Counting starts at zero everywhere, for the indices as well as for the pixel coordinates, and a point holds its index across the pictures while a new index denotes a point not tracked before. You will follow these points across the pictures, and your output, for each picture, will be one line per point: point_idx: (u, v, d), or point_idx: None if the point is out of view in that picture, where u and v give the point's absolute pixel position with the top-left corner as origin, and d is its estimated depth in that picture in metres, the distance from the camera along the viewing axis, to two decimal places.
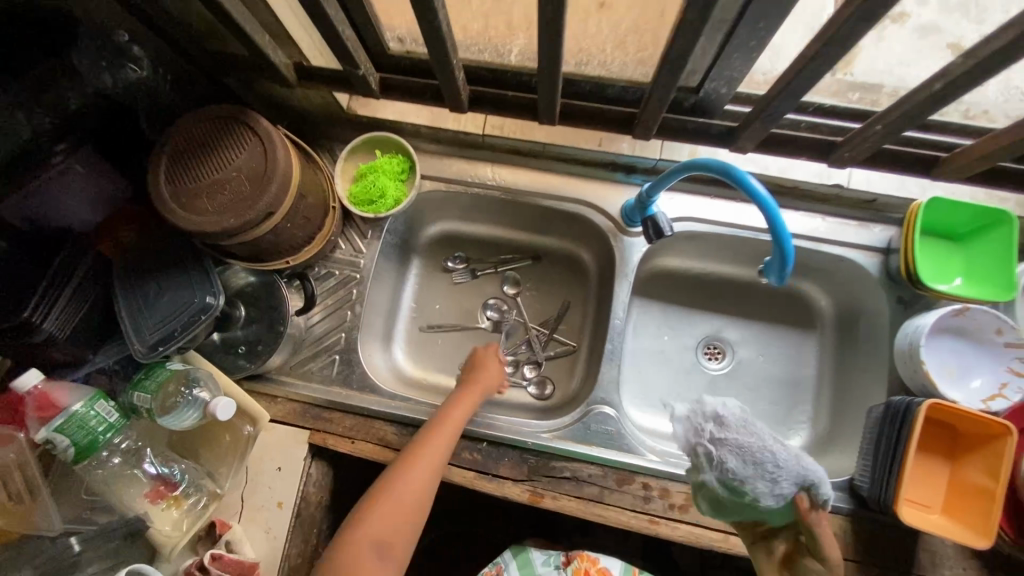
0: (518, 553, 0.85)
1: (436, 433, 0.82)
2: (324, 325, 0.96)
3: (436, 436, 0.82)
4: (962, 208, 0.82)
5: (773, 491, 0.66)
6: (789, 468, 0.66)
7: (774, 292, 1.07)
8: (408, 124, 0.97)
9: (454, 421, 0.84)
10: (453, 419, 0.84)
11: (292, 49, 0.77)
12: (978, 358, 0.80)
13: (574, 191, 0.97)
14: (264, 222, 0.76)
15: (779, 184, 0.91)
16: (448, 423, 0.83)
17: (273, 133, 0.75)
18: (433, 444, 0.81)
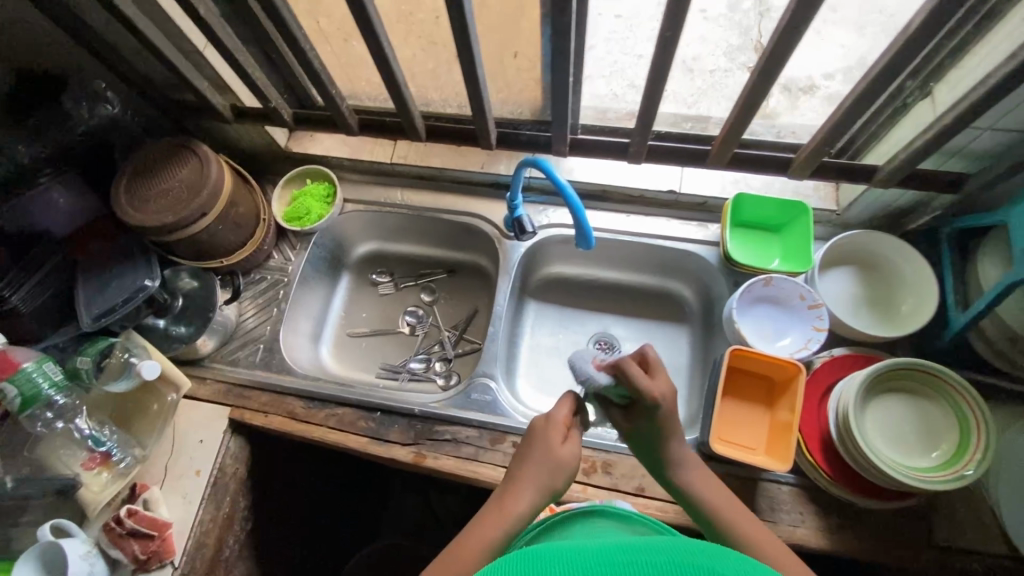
0: None
1: (500, 517, 0.67)
2: (255, 320, 1.13)
3: (495, 522, 0.66)
4: (767, 202, 1.00)
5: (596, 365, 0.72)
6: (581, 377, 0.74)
7: (654, 291, 1.21)
8: (332, 158, 1.21)
9: (522, 507, 0.68)
10: (521, 502, 0.68)
11: (231, 96, 1.02)
12: (790, 321, 0.95)
13: (466, 207, 1.18)
14: (198, 222, 0.97)
15: (628, 193, 1.11)
16: (515, 508, 0.67)
17: (210, 155, 0.98)
18: (494, 533, 0.65)
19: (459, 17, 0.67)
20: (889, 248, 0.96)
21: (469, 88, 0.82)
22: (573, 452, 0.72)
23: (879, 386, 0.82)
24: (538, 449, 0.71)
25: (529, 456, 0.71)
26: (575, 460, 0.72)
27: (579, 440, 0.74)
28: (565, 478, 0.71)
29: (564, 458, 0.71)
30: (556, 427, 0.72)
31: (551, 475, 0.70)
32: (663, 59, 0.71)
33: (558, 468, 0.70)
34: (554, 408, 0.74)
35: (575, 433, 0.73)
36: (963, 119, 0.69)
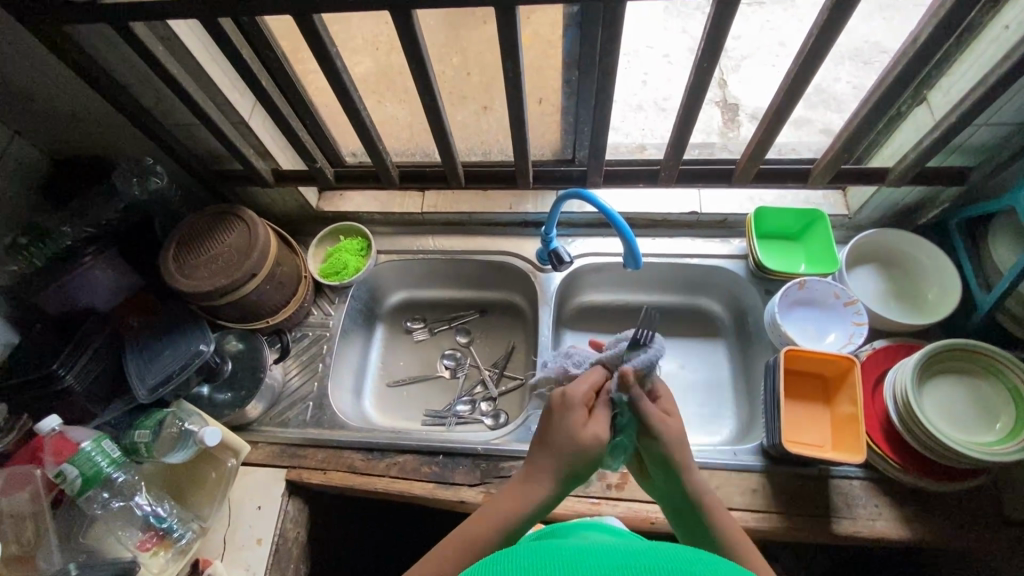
0: None
1: (516, 493, 0.67)
2: (300, 378, 1.13)
3: (508, 497, 0.67)
4: (787, 212, 1.06)
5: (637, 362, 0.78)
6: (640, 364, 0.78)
7: (684, 310, 1.25)
8: (364, 213, 1.25)
9: (535, 487, 0.67)
10: (539, 484, 0.67)
11: (271, 161, 1.06)
12: (829, 319, 1.00)
13: (498, 247, 1.23)
14: (248, 283, 0.99)
15: (651, 218, 1.17)
16: (529, 483, 0.67)
17: (255, 217, 1.01)
18: (509, 505, 0.66)
19: (515, 67, 0.74)
20: (904, 244, 1.03)
21: (514, 133, 0.88)
22: (598, 436, 0.68)
23: (931, 367, 0.86)
24: (557, 427, 0.69)
25: (546, 436, 0.70)
26: (601, 445, 0.68)
27: (604, 424, 0.70)
28: (583, 462, 0.68)
29: (587, 440, 0.67)
30: (577, 407, 0.70)
31: (568, 457, 0.67)
32: (697, 87, 0.78)
33: (577, 449, 0.67)
34: (574, 387, 0.72)
35: (601, 412, 0.70)
36: (968, 117, 0.77)
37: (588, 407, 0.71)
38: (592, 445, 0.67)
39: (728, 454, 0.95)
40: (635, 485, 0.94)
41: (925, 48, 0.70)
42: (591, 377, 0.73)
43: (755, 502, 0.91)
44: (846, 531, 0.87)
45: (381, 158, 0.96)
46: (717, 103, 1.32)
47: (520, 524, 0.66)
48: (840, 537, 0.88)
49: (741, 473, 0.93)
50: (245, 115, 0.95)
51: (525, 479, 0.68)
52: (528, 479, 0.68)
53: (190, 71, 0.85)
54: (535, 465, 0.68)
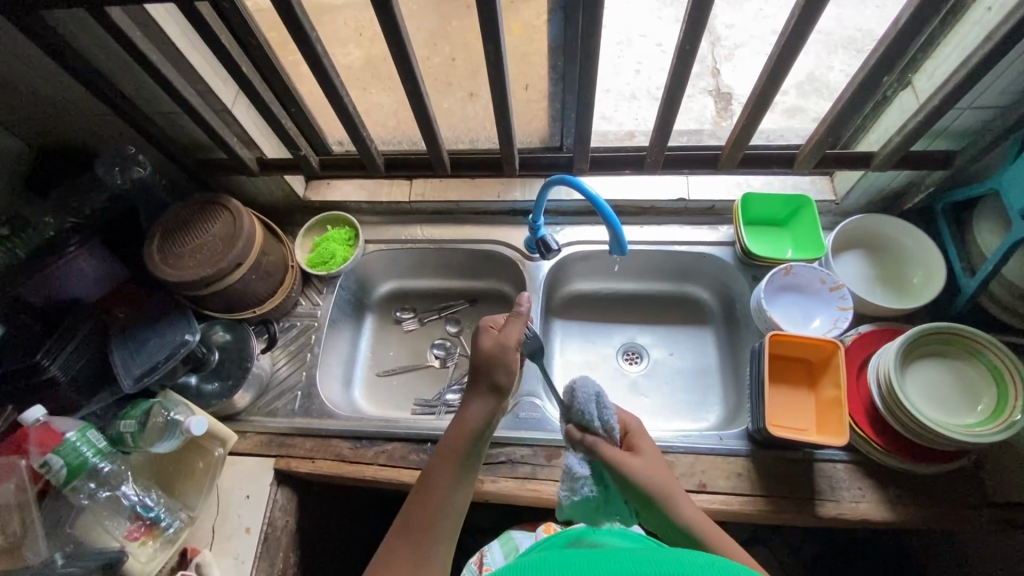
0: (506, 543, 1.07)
1: (458, 433, 0.71)
2: (288, 368, 1.13)
3: (455, 437, 0.71)
4: (774, 198, 1.06)
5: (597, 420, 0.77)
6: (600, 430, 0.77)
7: (673, 297, 1.26)
8: (351, 202, 1.24)
9: (474, 417, 0.71)
10: (472, 413, 0.72)
11: (255, 150, 1.06)
12: (816, 305, 1.00)
13: (487, 236, 1.23)
14: (233, 272, 0.99)
15: (639, 206, 1.17)
16: (471, 415, 0.72)
17: (240, 206, 1.01)
18: (461, 442, 0.71)
19: (496, 51, 0.73)
20: (889, 228, 1.03)
21: (499, 120, 0.88)
22: (506, 348, 0.74)
23: (914, 351, 0.87)
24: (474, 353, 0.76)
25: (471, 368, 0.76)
26: (508, 348, 0.75)
27: (515, 335, 0.77)
28: (505, 373, 0.73)
29: (505, 357, 0.74)
30: (489, 334, 0.77)
31: (492, 378, 0.73)
32: (680, 72, 0.77)
33: (503, 366, 0.73)
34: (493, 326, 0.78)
35: (508, 326, 0.77)
36: (950, 100, 0.77)
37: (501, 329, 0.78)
38: (511, 360, 0.74)
39: (714, 439, 0.96)
40: None
41: (906, 30, 0.70)
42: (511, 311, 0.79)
43: (740, 485, 0.91)
44: (830, 513, 0.88)
45: (365, 145, 0.95)
46: (709, 91, 1.31)
47: (473, 451, 0.71)
48: (824, 519, 0.89)
49: (726, 457, 0.94)
50: (227, 103, 0.94)
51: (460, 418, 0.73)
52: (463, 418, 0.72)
53: (168, 57, 0.84)
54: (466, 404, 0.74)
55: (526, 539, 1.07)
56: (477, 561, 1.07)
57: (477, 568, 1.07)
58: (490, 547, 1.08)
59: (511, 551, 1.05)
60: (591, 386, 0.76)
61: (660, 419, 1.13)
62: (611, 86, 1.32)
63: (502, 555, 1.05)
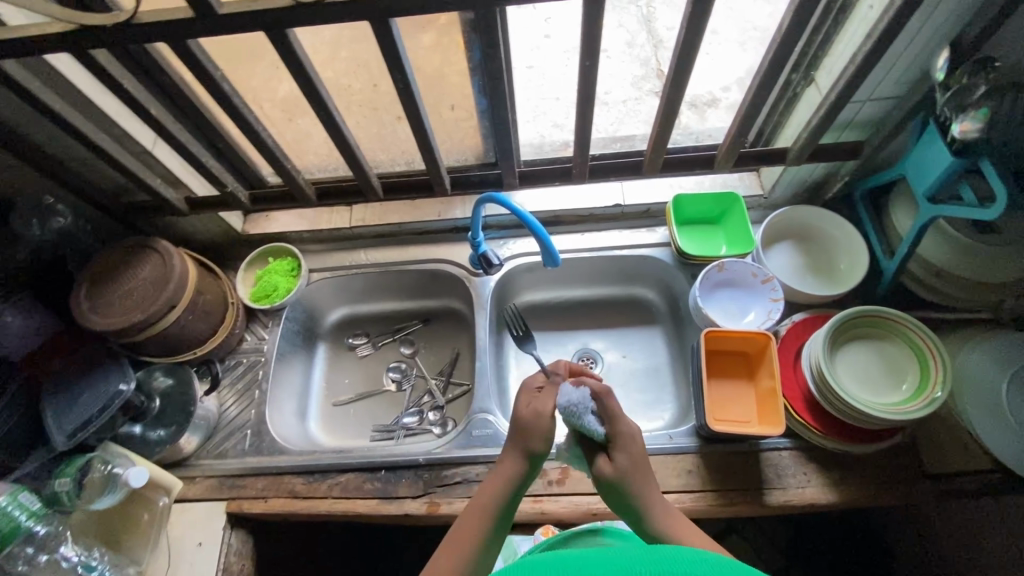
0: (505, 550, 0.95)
1: (492, 485, 0.69)
2: (237, 407, 1.11)
3: (493, 490, 0.69)
4: (703, 197, 1.09)
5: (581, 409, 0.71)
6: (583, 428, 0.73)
7: (621, 300, 1.28)
8: (292, 232, 1.23)
9: (514, 473, 0.70)
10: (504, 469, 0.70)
11: (184, 189, 1.04)
12: (750, 298, 1.02)
13: (431, 255, 1.23)
14: (167, 315, 0.97)
15: (577, 214, 1.19)
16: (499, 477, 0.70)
17: (171, 247, 1.00)
18: (489, 502, 0.68)
19: (403, 76, 0.75)
20: (816, 218, 1.07)
21: (420, 142, 0.89)
22: (537, 410, 0.72)
23: (841, 337, 0.91)
24: (515, 417, 0.73)
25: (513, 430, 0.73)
26: (543, 415, 0.71)
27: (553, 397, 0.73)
28: (542, 440, 0.70)
29: (543, 420, 0.71)
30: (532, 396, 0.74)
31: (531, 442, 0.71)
32: (587, 83, 0.80)
33: (540, 432, 0.70)
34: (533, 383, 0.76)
35: (548, 389, 0.75)
36: (845, 93, 0.82)
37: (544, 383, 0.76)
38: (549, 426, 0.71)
39: (664, 438, 0.98)
40: (575, 480, 0.95)
41: (788, 32, 0.74)
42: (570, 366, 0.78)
43: (691, 482, 0.93)
44: (778, 501, 0.91)
45: (291, 176, 0.97)
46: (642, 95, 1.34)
47: (504, 513, 0.68)
48: (773, 507, 0.91)
49: (676, 456, 0.95)
50: (148, 144, 0.93)
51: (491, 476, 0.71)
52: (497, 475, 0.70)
53: (78, 106, 0.83)
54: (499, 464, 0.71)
55: (526, 543, 0.95)
56: None
57: None
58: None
59: (511, 557, 0.93)
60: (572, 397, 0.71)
61: None
62: (560, 94, 1.26)
63: (501, 560, 0.95)
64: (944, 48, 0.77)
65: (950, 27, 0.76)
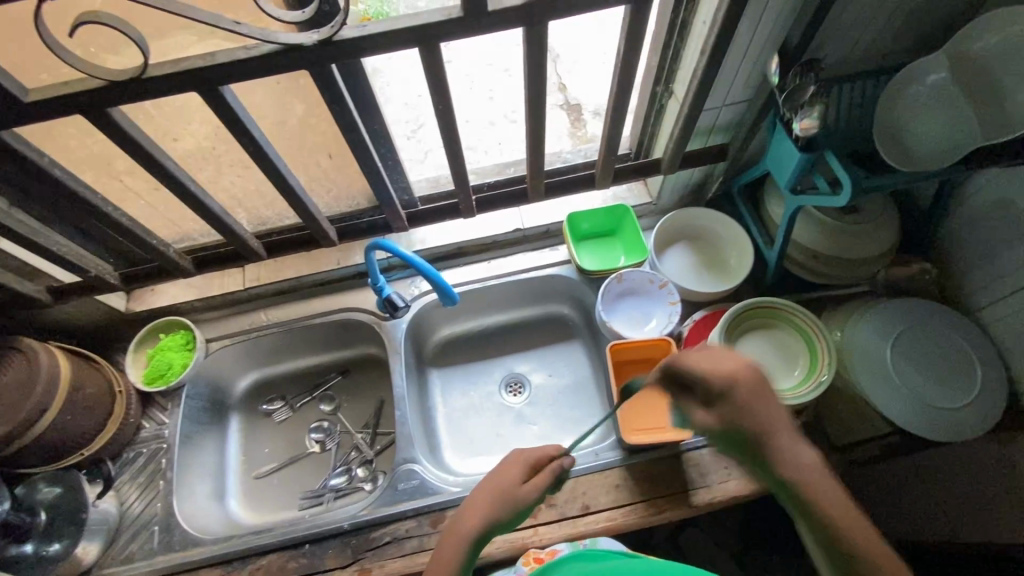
0: None
1: (454, 538, 0.68)
2: (141, 503, 1.02)
3: (450, 552, 0.67)
4: (595, 212, 1.12)
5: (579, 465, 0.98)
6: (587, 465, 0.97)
7: (540, 319, 1.28)
8: (182, 303, 1.16)
9: (477, 535, 0.68)
10: (470, 525, 0.68)
11: (45, 279, 0.96)
12: (651, 305, 1.05)
13: (336, 305, 1.19)
14: (39, 420, 0.89)
15: (479, 243, 1.19)
16: (458, 536, 0.68)
17: (36, 345, 0.91)
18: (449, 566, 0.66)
19: (251, 141, 0.73)
20: (702, 218, 1.11)
21: (291, 201, 0.86)
22: (526, 487, 0.71)
23: (736, 333, 0.95)
24: (500, 475, 0.73)
25: (491, 482, 0.72)
26: (526, 494, 0.71)
27: (545, 476, 0.73)
28: (512, 511, 0.70)
29: (522, 493, 0.71)
30: (521, 464, 0.73)
31: (507, 509, 0.70)
32: (448, 125, 0.80)
33: (509, 503, 0.70)
34: (529, 450, 0.76)
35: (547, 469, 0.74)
36: (695, 105, 0.86)
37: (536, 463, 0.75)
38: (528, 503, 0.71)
39: (590, 456, 0.98)
40: None
41: (628, 58, 0.77)
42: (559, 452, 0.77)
43: (620, 497, 0.94)
44: (703, 500, 0.93)
45: (158, 251, 0.91)
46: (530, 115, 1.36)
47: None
48: (700, 507, 0.93)
49: (603, 472, 0.96)
50: None
51: (459, 525, 0.69)
52: (464, 527, 0.69)
53: None
54: (467, 511, 0.70)
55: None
56: None
57: None
58: None
59: None
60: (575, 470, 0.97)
61: (549, 444, 1.15)
62: (469, 116, 1.30)
63: None
64: (774, 54, 0.83)
65: (774, 36, 0.81)
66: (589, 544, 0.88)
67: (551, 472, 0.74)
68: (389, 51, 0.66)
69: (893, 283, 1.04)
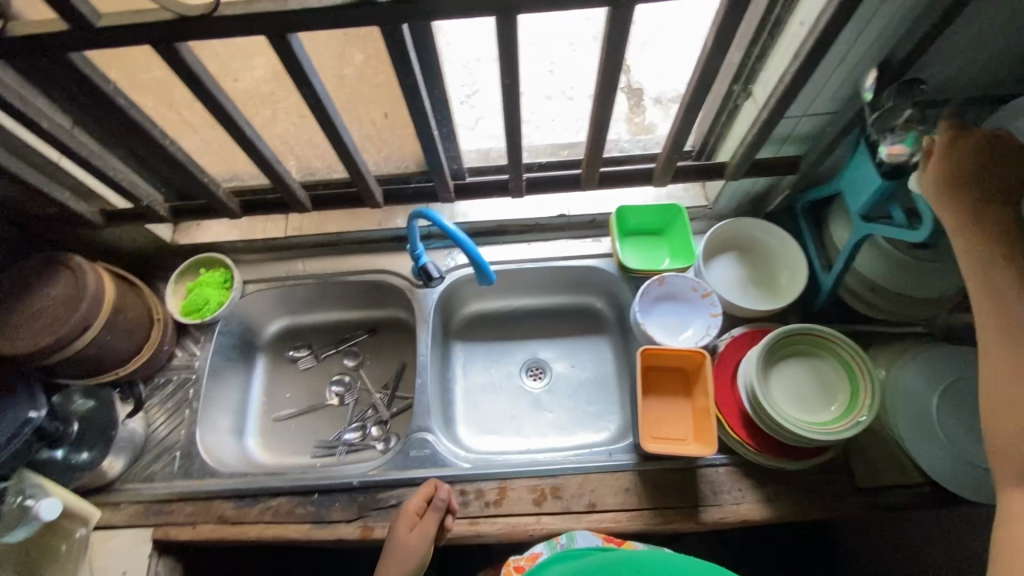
0: None
1: None
2: (166, 427, 1.06)
3: None
4: (645, 208, 1.08)
5: (592, 460, 0.96)
6: (599, 463, 0.96)
7: (570, 309, 1.26)
8: (226, 242, 1.18)
9: None
10: None
11: (99, 201, 0.99)
12: (690, 312, 1.01)
13: (373, 266, 1.19)
14: (81, 337, 0.92)
15: (522, 223, 1.16)
16: None
17: (84, 264, 0.94)
18: None
19: (311, 92, 0.72)
20: (758, 230, 1.06)
21: (344, 157, 0.86)
22: (421, 536, 0.87)
23: (776, 354, 0.91)
24: (393, 538, 0.88)
25: (390, 546, 0.88)
26: (424, 541, 0.86)
27: (430, 520, 0.88)
28: (416, 562, 0.86)
29: (415, 545, 0.86)
30: (408, 520, 0.88)
31: (410, 566, 0.86)
32: (512, 101, 0.76)
33: (411, 558, 0.86)
34: (407, 502, 0.90)
35: (428, 513, 0.89)
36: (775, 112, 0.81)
37: (421, 513, 0.90)
38: (424, 546, 0.87)
39: (603, 455, 0.97)
40: (513, 500, 0.94)
41: (713, 53, 0.72)
42: (427, 488, 0.91)
43: (628, 500, 0.93)
44: (713, 518, 0.91)
45: (210, 190, 0.92)
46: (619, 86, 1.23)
47: None
48: (708, 524, 0.91)
49: (614, 474, 0.95)
50: (53, 156, 0.89)
51: None
52: None
53: None
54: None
55: None
56: None
57: None
58: None
59: None
60: (590, 466, 0.95)
61: (562, 434, 1.14)
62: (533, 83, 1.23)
63: None
64: (873, 67, 0.76)
65: (877, 47, 0.74)
66: (565, 543, 0.87)
67: (435, 518, 0.88)
68: (462, 16, 0.63)
69: (955, 329, 0.97)
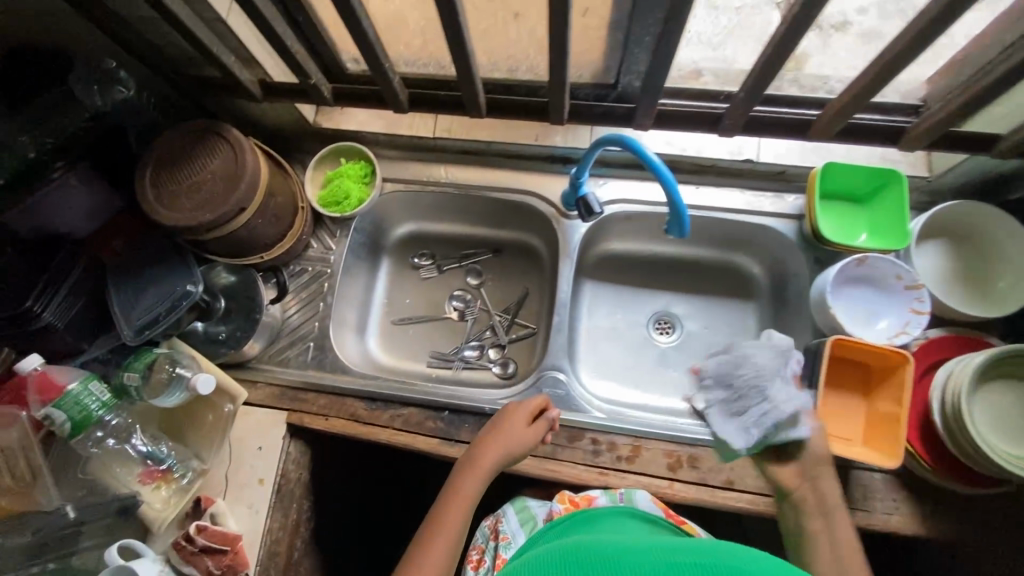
0: (520, 509, 0.92)
1: (468, 481, 0.79)
2: (300, 316, 1.06)
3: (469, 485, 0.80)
4: (857, 170, 0.91)
5: None
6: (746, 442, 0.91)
7: (716, 266, 1.14)
8: (368, 133, 1.10)
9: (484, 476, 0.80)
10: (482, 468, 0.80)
11: (258, 70, 0.92)
12: (885, 304, 0.91)
13: (521, 184, 1.09)
14: (236, 218, 0.88)
15: (697, 162, 1.03)
16: (472, 474, 0.80)
17: (243, 140, 0.88)
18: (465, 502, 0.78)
19: None
20: (988, 220, 0.90)
21: (551, 52, 0.74)
22: (534, 436, 0.84)
23: (991, 369, 0.80)
24: (500, 424, 0.84)
25: (495, 430, 0.84)
26: (532, 441, 0.84)
27: (540, 427, 0.86)
28: (520, 455, 0.83)
29: (526, 440, 0.84)
30: (522, 417, 0.85)
31: (510, 457, 0.82)
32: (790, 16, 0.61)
33: (518, 450, 0.82)
34: (523, 402, 0.87)
35: (541, 419, 0.86)
36: None
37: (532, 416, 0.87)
38: (530, 446, 0.84)
39: None
40: (647, 459, 0.91)
41: None
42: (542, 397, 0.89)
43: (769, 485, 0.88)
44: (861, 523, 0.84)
45: (384, 74, 0.83)
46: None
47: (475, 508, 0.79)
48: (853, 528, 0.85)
49: None
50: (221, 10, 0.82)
51: (466, 472, 0.80)
52: (471, 472, 0.80)
53: None
54: (475, 457, 0.82)
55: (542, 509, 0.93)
56: (490, 526, 0.94)
57: (491, 534, 0.93)
58: (502, 510, 0.94)
59: (527, 521, 0.91)
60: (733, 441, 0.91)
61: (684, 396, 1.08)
62: None
63: (519, 526, 0.90)
64: None
65: None
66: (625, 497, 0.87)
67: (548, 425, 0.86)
68: None
69: None
